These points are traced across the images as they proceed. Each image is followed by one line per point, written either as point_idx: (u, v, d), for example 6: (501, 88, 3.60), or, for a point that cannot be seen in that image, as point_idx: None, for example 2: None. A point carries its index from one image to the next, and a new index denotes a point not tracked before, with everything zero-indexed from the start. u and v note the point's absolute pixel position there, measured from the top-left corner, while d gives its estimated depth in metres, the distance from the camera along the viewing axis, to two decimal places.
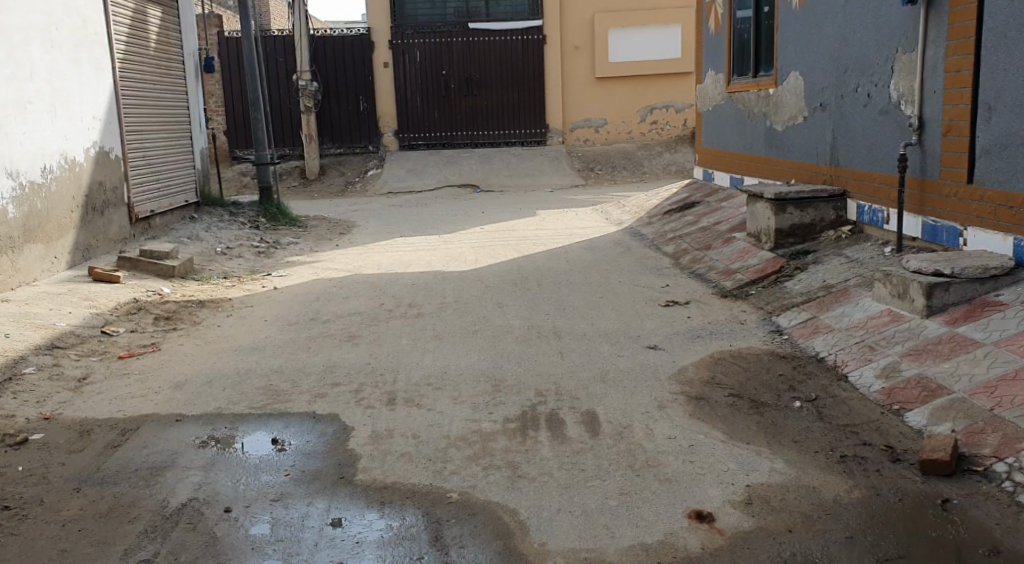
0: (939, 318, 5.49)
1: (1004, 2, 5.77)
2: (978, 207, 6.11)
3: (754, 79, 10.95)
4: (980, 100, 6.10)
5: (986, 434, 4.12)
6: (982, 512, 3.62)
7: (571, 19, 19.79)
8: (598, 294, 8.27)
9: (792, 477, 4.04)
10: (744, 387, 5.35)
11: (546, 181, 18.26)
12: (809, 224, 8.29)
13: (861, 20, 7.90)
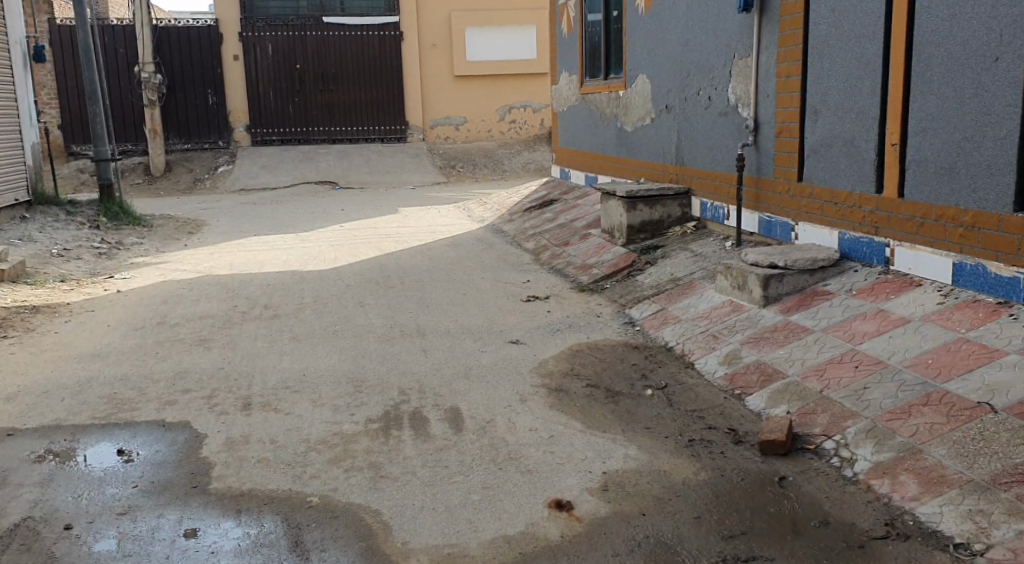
0: (774, 307, 5.89)
1: (827, 12, 6.21)
2: (808, 203, 6.56)
3: (605, 81, 11.32)
4: (808, 104, 6.55)
5: (817, 414, 4.44)
6: (814, 486, 3.89)
7: (428, 17, 19.78)
8: (459, 290, 8.33)
9: (645, 462, 4.23)
10: (600, 377, 5.54)
11: (407, 178, 18.17)
12: (659, 220, 8.65)
13: (702, 26, 8.31)
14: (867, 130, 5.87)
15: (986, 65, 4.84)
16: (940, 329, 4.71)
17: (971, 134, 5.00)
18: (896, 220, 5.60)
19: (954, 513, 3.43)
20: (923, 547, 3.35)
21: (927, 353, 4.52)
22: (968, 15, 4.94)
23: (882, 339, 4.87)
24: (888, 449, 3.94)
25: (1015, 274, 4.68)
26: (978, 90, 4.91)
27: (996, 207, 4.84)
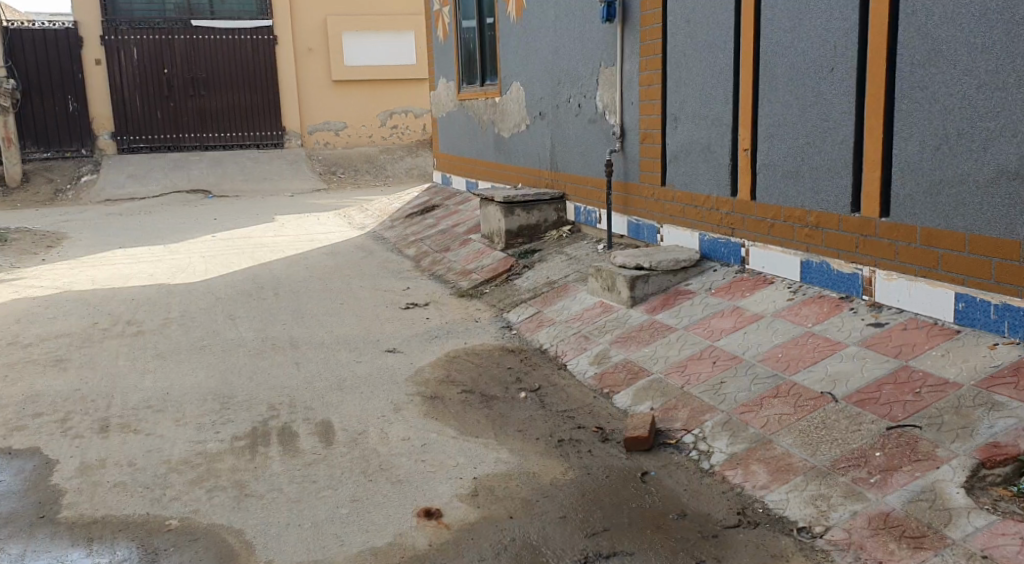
0: (641, 307, 6.09)
1: (683, 23, 6.46)
2: (671, 206, 6.82)
3: (481, 88, 11.42)
4: (669, 111, 6.80)
5: (677, 409, 4.63)
6: (674, 480, 4.05)
7: (303, 21, 19.48)
8: (335, 300, 8.23)
9: (515, 465, 4.30)
10: (475, 383, 5.59)
11: (286, 185, 17.80)
12: (536, 224, 8.78)
13: (570, 35, 8.50)
14: (721, 136, 6.15)
15: (823, 75, 5.15)
16: (790, 324, 4.99)
17: (812, 139, 5.30)
18: (751, 222, 5.90)
19: (798, 498, 3.64)
20: (770, 532, 3.54)
21: (778, 348, 4.79)
22: (807, 28, 5.24)
23: (738, 335, 5.12)
24: (741, 441, 4.14)
25: (853, 270, 5.00)
26: (817, 98, 5.22)
27: (836, 207, 5.15)
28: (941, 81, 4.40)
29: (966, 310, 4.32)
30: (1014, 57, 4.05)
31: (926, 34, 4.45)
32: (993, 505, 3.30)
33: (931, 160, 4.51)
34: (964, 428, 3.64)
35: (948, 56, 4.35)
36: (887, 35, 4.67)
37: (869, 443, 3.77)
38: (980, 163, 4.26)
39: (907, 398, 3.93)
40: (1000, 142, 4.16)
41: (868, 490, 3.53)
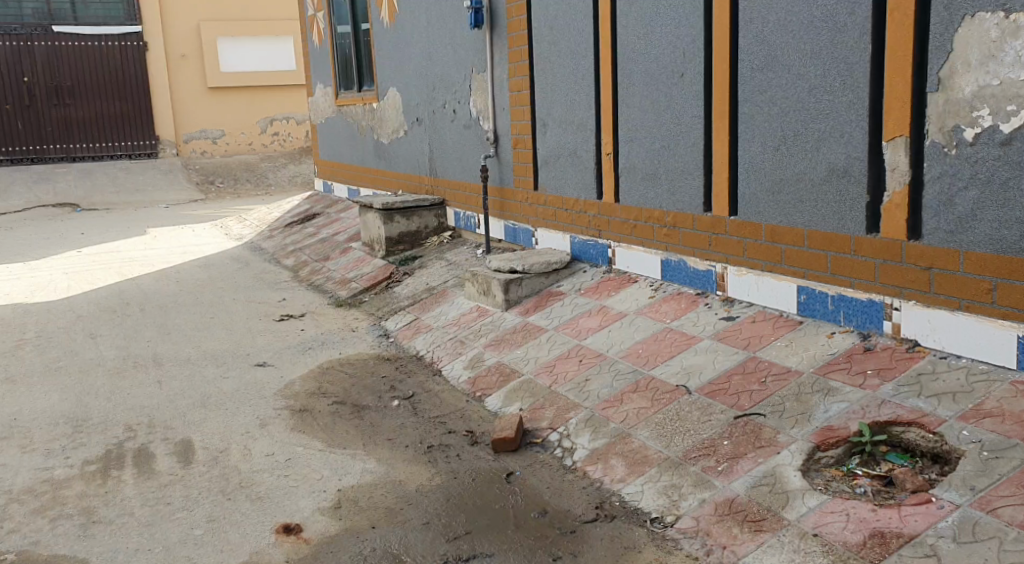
0: (515, 309, 6.16)
1: (546, 29, 6.58)
2: (542, 210, 6.94)
3: (359, 94, 11.28)
4: (537, 116, 6.90)
5: (545, 409, 4.70)
6: (537, 479, 4.12)
7: (174, 26, 18.80)
8: (206, 314, 7.99)
9: (381, 474, 4.29)
10: (347, 393, 5.53)
11: (160, 196, 17.14)
12: (416, 231, 8.75)
13: (442, 41, 8.53)
14: (586, 140, 6.28)
15: (674, 80, 5.34)
16: (651, 321, 5.18)
17: (668, 142, 5.48)
18: (615, 223, 6.07)
19: (652, 490, 3.77)
20: (625, 525, 3.65)
21: (639, 345, 4.95)
22: (658, 35, 5.42)
23: (603, 335, 5.24)
24: (602, 436, 4.25)
25: (708, 267, 5.23)
26: (670, 103, 5.41)
27: (690, 207, 5.37)
28: (777, 85, 4.63)
29: (807, 302, 4.59)
30: (839, 62, 4.28)
31: (762, 41, 4.68)
32: (826, 486, 3.51)
33: (772, 161, 4.74)
34: (803, 414, 3.87)
35: (783, 61, 4.58)
36: (730, 41, 4.88)
37: (719, 433, 3.94)
38: (814, 163, 4.50)
39: (753, 387, 4.16)
40: (830, 142, 4.40)
41: (716, 477, 3.69)
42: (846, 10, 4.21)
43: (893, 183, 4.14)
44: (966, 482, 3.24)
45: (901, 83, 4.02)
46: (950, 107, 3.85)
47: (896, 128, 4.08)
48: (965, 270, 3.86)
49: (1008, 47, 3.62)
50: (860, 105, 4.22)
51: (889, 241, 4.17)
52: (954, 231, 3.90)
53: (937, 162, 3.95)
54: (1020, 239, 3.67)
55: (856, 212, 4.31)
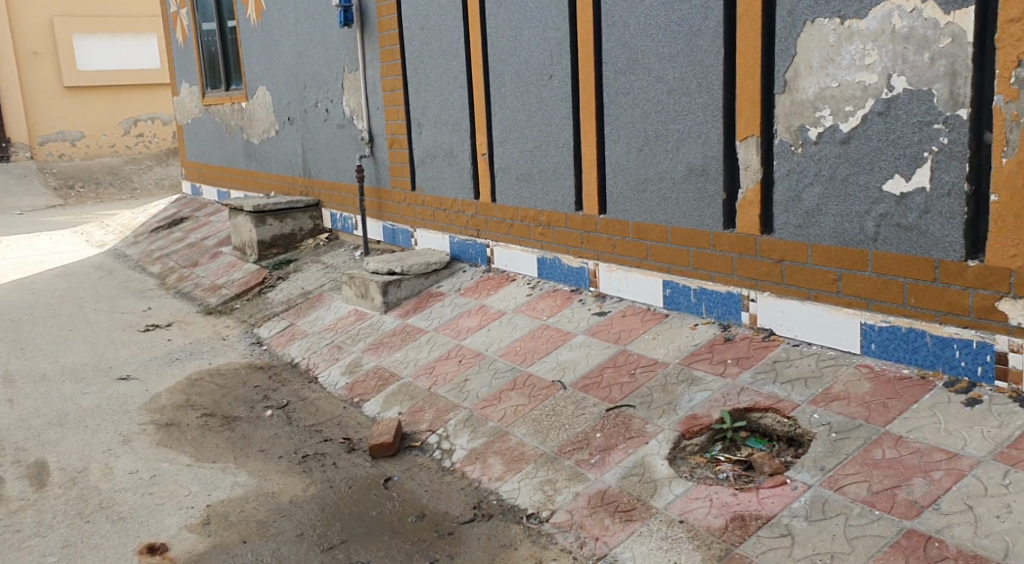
0: (394, 312, 6.12)
1: (415, 29, 6.55)
2: (419, 210, 6.92)
3: (227, 93, 10.90)
4: (412, 116, 6.87)
5: (424, 411, 4.69)
6: (415, 483, 4.12)
7: (25, 22, 17.78)
8: (64, 326, 7.59)
9: (254, 487, 4.18)
10: (218, 405, 5.36)
11: (13, 202, 16.11)
12: (290, 233, 8.54)
13: (311, 40, 8.37)
14: (461, 140, 6.30)
15: (543, 81, 5.42)
16: (527, 319, 5.26)
17: (540, 142, 5.56)
18: (492, 222, 6.12)
19: (528, 486, 3.82)
20: (502, 523, 3.69)
21: (515, 343, 5.01)
22: (526, 36, 5.50)
23: (482, 334, 5.28)
24: (480, 436, 4.28)
25: (580, 264, 5.35)
26: (540, 104, 5.49)
27: (563, 206, 5.47)
28: (640, 87, 4.77)
29: (673, 295, 4.76)
30: (695, 65, 4.45)
31: (624, 43, 4.82)
32: (691, 472, 3.64)
33: (637, 160, 4.88)
34: (669, 404, 4.01)
35: (644, 64, 4.72)
36: (593, 43, 4.99)
37: (592, 426, 4.04)
38: (676, 162, 4.66)
39: (624, 380, 4.29)
40: (689, 142, 4.57)
41: (589, 470, 3.77)
42: (700, 14, 4.37)
43: (746, 181, 4.34)
44: (817, 463, 3.45)
45: (752, 84, 4.21)
46: (796, 108, 4.06)
47: (748, 128, 4.27)
48: (813, 262, 4.11)
49: (845, 52, 3.84)
50: (715, 106, 4.39)
51: (745, 237, 4.38)
52: (802, 225, 4.14)
53: (785, 160, 4.17)
54: (860, 231, 3.92)
55: (715, 209, 4.50)
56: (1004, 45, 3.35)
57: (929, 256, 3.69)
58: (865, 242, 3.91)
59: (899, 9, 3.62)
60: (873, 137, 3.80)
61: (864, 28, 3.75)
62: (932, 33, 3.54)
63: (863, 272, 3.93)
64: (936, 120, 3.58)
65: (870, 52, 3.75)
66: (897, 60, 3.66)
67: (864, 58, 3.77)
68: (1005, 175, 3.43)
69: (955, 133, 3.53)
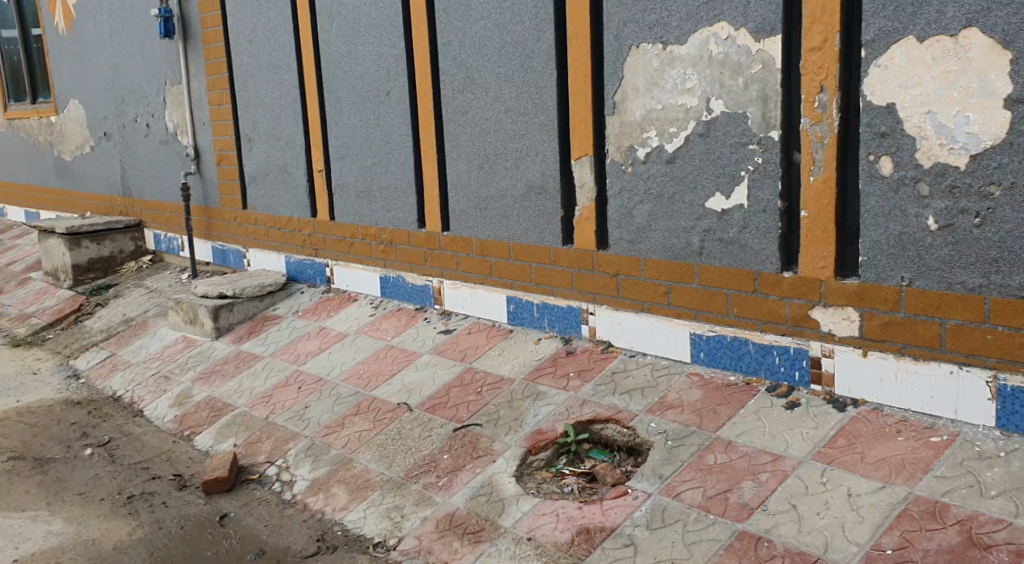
0: (227, 337, 5.86)
1: (244, 43, 6.33)
2: (252, 229, 6.68)
3: (33, 106, 10.11)
4: (241, 132, 6.61)
5: (261, 442, 4.50)
6: (254, 518, 3.95)
7: None
8: None
9: (71, 535, 3.89)
10: (29, 447, 4.93)
11: None
12: (109, 256, 8.06)
13: (129, 51, 7.92)
14: (295, 158, 6.13)
15: (380, 99, 5.37)
16: (371, 340, 5.19)
17: (378, 160, 5.50)
18: (330, 241, 6.00)
19: (374, 514, 3.75)
20: (347, 555, 3.59)
21: (359, 365, 4.93)
22: (360, 53, 5.43)
23: (322, 358, 5.15)
24: (323, 464, 4.16)
25: (424, 282, 5.36)
26: (377, 121, 5.43)
27: (404, 223, 5.44)
28: (478, 106, 4.82)
29: (515, 311, 4.85)
30: (529, 86, 4.54)
31: (461, 63, 4.85)
32: (537, 488, 3.68)
33: (478, 178, 4.93)
34: (515, 420, 4.06)
35: (481, 83, 4.77)
36: (430, 62, 5.01)
37: (439, 447, 4.02)
38: (515, 180, 4.73)
39: (470, 398, 4.31)
40: (527, 160, 4.65)
41: (437, 493, 3.74)
42: (533, 37, 4.47)
43: (582, 198, 4.46)
44: (655, 471, 3.58)
45: (584, 105, 4.33)
46: (625, 128, 4.22)
47: (582, 147, 4.39)
48: (647, 275, 4.28)
49: (668, 76, 4.02)
50: (550, 125, 4.49)
51: (582, 252, 4.51)
52: (635, 240, 4.30)
53: (617, 179, 4.31)
54: (687, 246, 4.11)
55: (553, 225, 4.60)
56: (807, 72, 3.62)
57: (750, 268, 3.92)
58: (692, 256, 4.11)
59: (715, 36, 3.83)
60: (696, 156, 3.99)
61: (684, 53, 3.94)
62: (744, 60, 3.76)
63: (691, 284, 4.13)
64: (751, 141, 3.80)
65: (690, 76, 3.94)
66: (715, 84, 3.87)
67: (685, 82, 3.96)
68: (813, 193, 3.70)
69: (768, 154, 3.76)
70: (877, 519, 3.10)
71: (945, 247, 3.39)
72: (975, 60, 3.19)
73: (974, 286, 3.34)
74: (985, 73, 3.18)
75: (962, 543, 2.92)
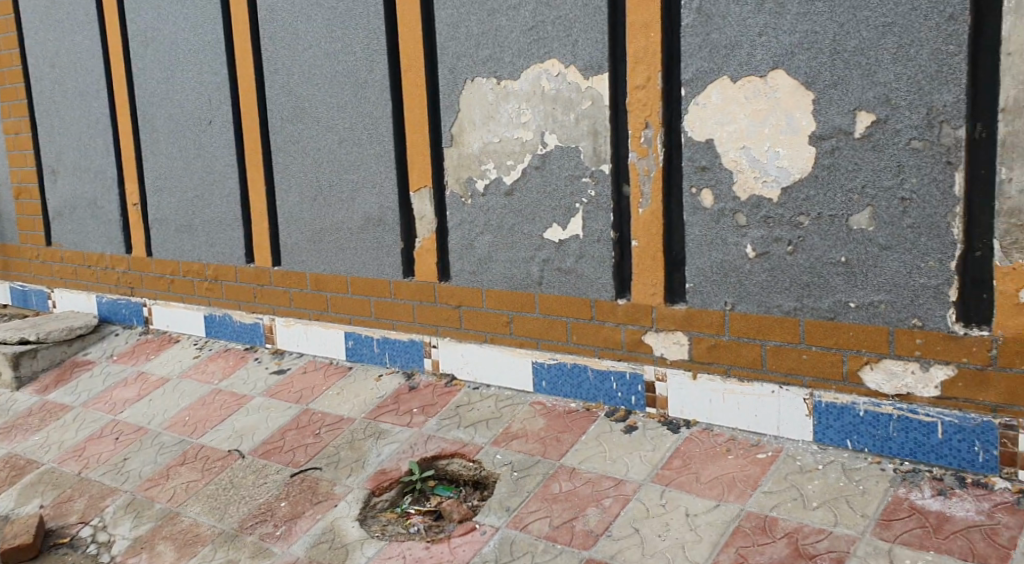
0: (29, 388, 5.34)
1: (45, 67, 5.87)
2: (58, 268, 6.18)
3: None
4: (44, 163, 6.09)
5: (73, 501, 4.10)
6: None
7: None
8: None
9: None
10: None
11: None
12: None
13: None
14: (107, 190, 5.72)
15: (202, 128, 5.12)
16: (196, 385, 4.93)
17: (201, 193, 5.23)
18: (148, 279, 5.66)
19: None
20: None
21: (184, 411, 4.65)
22: (179, 80, 5.16)
23: (142, 405, 4.82)
24: (146, 521, 3.84)
25: (254, 320, 5.19)
26: (199, 151, 5.17)
27: (231, 258, 5.21)
28: (309, 136, 4.69)
29: (354, 346, 4.80)
30: (363, 116, 4.47)
31: (289, 92, 4.71)
32: (382, 531, 3.54)
33: (310, 211, 4.79)
34: (357, 461, 3.96)
35: (312, 113, 4.65)
36: (257, 92, 4.84)
37: (275, 495, 3.83)
38: (350, 212, 4.64)
39: (308, 441, 4.17)
40: (363, 192, 4.56)
41: (275, 544, 3.54)
42: (365, 67, 4.41)
43: (422, 230, 4.44)
44: (502, 504, 3.56)
45: (420, 137, 4.31)
46: (463, 161, 4.23)
47: (420, 180, 4.37)
48: (487, 306, 4.31)
49: (503, 109, 4.06)
50: (386, 157, 4.44)
51: (423, 284, 4.50)
52: (476, 272, 4.32)
53: (457, 211, 4.31)
54: (527, 276, 4.16)
55: (393, 258, 4.54)
56: (633, 108, 3.75)
57: (587, 297, 4.02)
58: (531, 286, 4.16)
59: (546, 73, 3.91)
60: (533, 189, 4.06)
61: (518, 89, 4.00)
62: (575, 96, 3.86)
63: (531, 314, 4.19)
64: (584, 174, 3.90)
65: (524, 111, 4.00)
66: (548, 119, 3.95)
67: (520, 116, 4.01)
68: (642, 223, 3.82)
69: (600, 187, 3.87)
70: (714, 537, 3.20)
71: (763, 274, 3.60)
72: (783, 99, 3.42)
73: (789, 309, 3.57)
74: (792, 112, 3.41)
75: (790, 554, 3.07)
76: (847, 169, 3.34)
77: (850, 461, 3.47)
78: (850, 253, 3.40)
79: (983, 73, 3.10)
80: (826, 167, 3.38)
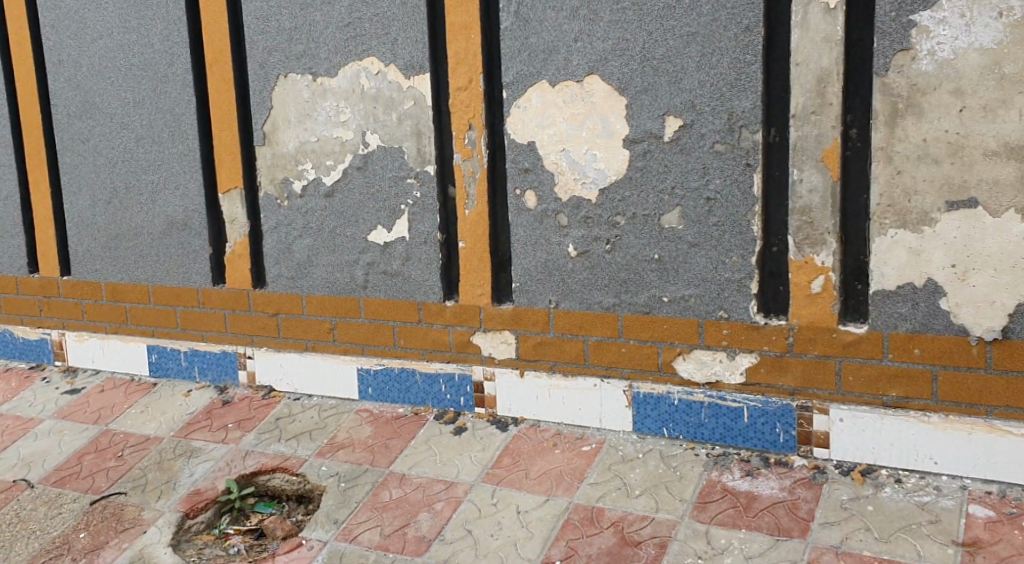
0: None
1: None
2: None
3: None
4: None
5: None
6: None
7: None
8: None
9: None
10: None
11: None
12: None
13: None
14: None
15: None
16: None
17: None
18: None
19: None
20: None
21: None
22: None
23: None
24: None
25: (40, 336, 4.76)
26: None
27: (11, 268, 4.71)
28: (101, 134, 4.32)
29: (158, 361, 4.51)
30: (163, 112, 4.17)
31: (77, 86, 4.31)
32: (198, 555, 3.31)
33: (105, 216, 4.41)
34: (167, 483, 3.68)
35: (104, 109, 4.28)
36: (39, 85, 4.39)
37: (73, 526, 3.48)
38: (151, 216, 4.31)
39: (109, 464, 3.84)
40: (165, 194, 4.26)
41: None
42: (164, 60, 4.11)
43: (233, 234, 4.21)
44: (330, 517, 3.42)
45: (228, 136, 4.08)
46: (277, 161, 4.05)
47: (230, 180, 4.14)
48: (308, 312, 4.16)
49: (320, 108, 3.92)
50: (191, 157, 4.16)
51: (236, 291, 4.27)
52: (295, 277, 4.14)
53: (272, 214, 4.12)
54: (351, 280, 4.04)
55: (201, 264, 4.27)
56: (456, 110, 3.73)
57: (414, 300, 3.96)
58: (355, 290, 4.05)
59: (365, 71, 3.82)
60: (354, 190, 3.95)
61: (335, 86, 3.88)
62: (396, 95, 3.79)
63: (354, 319, 4.08)
64: (408, 175, 3.84)
65: (343, 110, 3.89)
66: (368, 118, 3.85)
67: (339, 115, 3.89)
68: (468, 224, 3.82)
69: (425, 188, 3.82)
70: (545, 532, 3.24)
71: (583, 272, 3.69)
72: (598, 103, 3.52)
73: (609, 305, 3.68)
74: (607, 116, 3.51)
75: (618, 543, 3.15)
76: (658, 171, 3.48)
77: (667, 449, 3.64)
78: (664, 251, 3.56)
79: (776, 81, 3.33)
80: (640, 169, 3.51)
